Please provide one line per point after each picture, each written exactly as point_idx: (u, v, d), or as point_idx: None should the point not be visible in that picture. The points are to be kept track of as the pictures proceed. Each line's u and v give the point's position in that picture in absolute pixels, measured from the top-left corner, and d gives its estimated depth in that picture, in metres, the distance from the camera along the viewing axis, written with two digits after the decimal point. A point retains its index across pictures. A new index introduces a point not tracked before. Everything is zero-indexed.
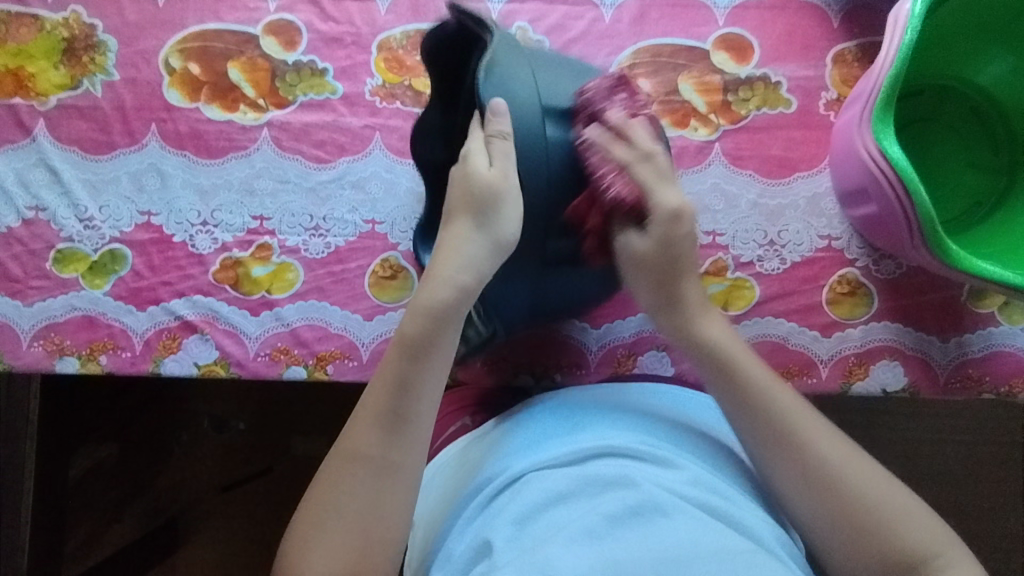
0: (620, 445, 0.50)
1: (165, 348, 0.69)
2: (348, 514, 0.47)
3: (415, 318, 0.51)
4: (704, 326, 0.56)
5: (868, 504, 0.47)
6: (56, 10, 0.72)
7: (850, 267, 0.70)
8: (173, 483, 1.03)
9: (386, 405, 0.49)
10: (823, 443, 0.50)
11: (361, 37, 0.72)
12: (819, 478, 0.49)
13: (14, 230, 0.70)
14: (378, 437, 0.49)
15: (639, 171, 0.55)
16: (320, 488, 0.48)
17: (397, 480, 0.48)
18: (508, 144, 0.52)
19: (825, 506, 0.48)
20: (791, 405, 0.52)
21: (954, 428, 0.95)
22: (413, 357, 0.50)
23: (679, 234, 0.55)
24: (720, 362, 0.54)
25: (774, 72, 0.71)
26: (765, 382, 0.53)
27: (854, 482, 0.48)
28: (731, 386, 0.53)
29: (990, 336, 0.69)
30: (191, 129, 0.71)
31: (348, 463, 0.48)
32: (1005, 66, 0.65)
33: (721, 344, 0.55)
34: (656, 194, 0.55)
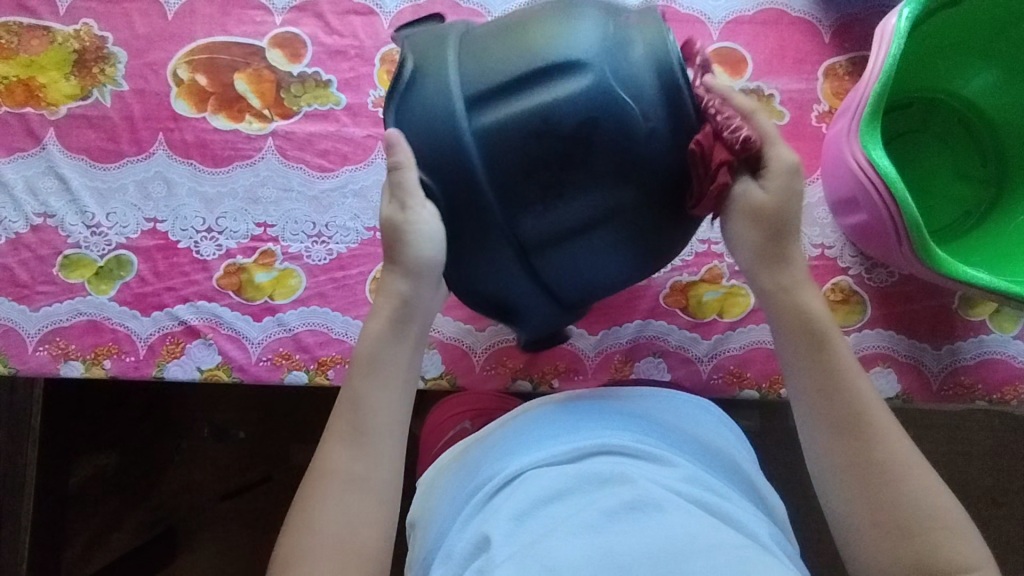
0: (616, 442, 0.51)
1: (168, 353, 0.70)
2: (326, 528, 0.51)
3: (369, 342, 0.56)
4: (802, 287, 0.57)
5: (913, 509, 0.50)
6: (68, 22, 0.74)
7: (843, 275, 0.71)
8: (176, 489, 1.04)
9: (348, 423, 0.54)
10: (888, 442, 0.52)
11: (364, 50, 0.74)
12: (875, 451, 0.52)
13: (22, 236, 0.71)
14: (349, 454, 0.53)
15: (760, 122, 0.55)
16: (301, 506, 0.52)
17: (367, 492, 0.52)
18: (410, 171, 0.52)
19: (874, 483, 0.51)
20: (863, 380, 0.55)
21: (950, 438, 0.96)
22: (367, 375, 0.55)
23: (794, 188, 0.54)
24: (816, 327, 0.55)
25: (767, 85, 0.73)
26: (843, 353, 0.55)
27: (912, 490, 0.50)
28: (815, 348, 0.55)
29: (981, 343, 0.70)
30: (198, 138, 0.73)
31: (323, 480, 0.52)
32: (989, 78, 0.67)
33: (819, 317, 0.56)
34: (772, 147, 0.54)
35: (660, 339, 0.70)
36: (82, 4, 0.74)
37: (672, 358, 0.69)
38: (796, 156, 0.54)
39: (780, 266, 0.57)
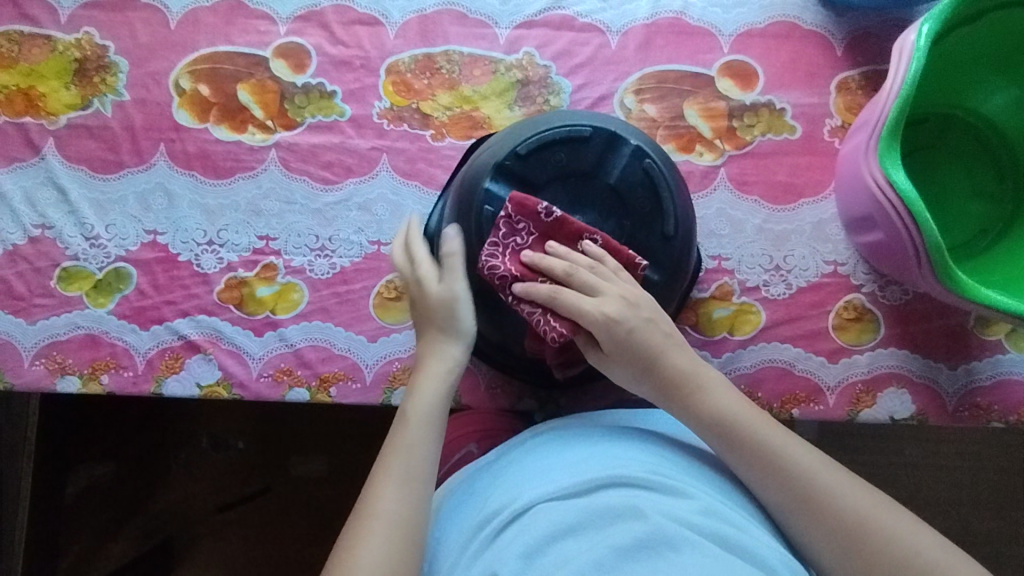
0: (628, 474, 0.49)
1: (168, 368, 0.68)
2: (375, 565, 0.47)
3: (419, 401, 0.55)
4: (704, 399, 0.54)
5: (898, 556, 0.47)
6: (69, 31, 0.73)
7: (856, 293, 0.70)
8: (171, 503, 1.00)
9: (399, 464, 0.52)
10: (847, 494, 0.49)
11: (370, 60, 0.73)
12: (838, 520, 0.49)
13: (20, 248, 0.70)
14: (400, 490, 0.50)
15: (565, 297, 0.55)
16: (344, 546, 0.48)
17: (417, 529, 0.49)
18: (457, 260, 0.59)
19: (846, 550, 0.48)
20: (804, 457, 0.51)
21: (961, 455, 0.94)
22: (417, 426, 0.54)
23: (625, 331, 0.55)
24: (729, 430, 0.53)
25: (779, 99, 0.72)
26: (774, 437, 0.52)
27: (889, 536, 0.48)
28: (733, 446, 0.53)
29: (997, 363, 0.68)
30: (200, 149, 0.71)
31: (370, 519, 0.49)
32: (1008, 96, 0.66)
33: (727, 412, 0.54)
34: (585, 312, 0.55)
35: None
36: (84, 13, 0.73)
37: None
38: (613, 305, 0.54)
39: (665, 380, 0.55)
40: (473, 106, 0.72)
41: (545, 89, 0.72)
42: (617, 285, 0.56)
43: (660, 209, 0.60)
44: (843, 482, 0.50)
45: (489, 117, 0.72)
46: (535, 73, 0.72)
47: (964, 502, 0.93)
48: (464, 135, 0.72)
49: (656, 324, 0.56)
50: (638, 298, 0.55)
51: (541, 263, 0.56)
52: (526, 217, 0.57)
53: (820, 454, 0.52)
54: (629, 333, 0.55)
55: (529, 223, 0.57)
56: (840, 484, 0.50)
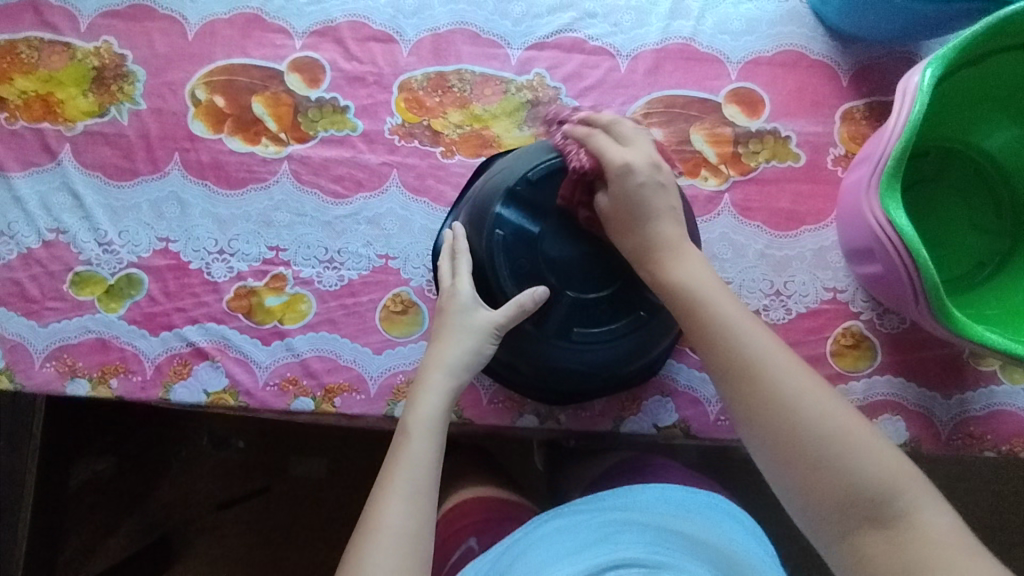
0: (626, 558, 0.55)
1: (176, 374, 0.69)
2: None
3: (418, 412, 0.56)
4: (669, 265, 0.56)
5: (840, 457, 0.48)
6: (88, 39, 0.74)
7: (854, 320, 0.71)
8: (168, 501, 1.02)
9: (399, 477, 0.53)
10: (793, 383, 0.50)
11: (383, 77, 0.74)
12: (781, 411, 0.50)
13: (34, 252, 0.71)
14: (400, 508, 0.51)
15: (598, 139, 0.60)
16: (349, 565, 0.49)
17: (419, 545, 0.50)
18: (464, 260, 0.61)
19: (779, 440, 0.49)
20: (765, 340, 0.52)
21: (954, 479, 0.95)
22: (416, 440, 0.55)
23: (633, 185, 0.57)
24: (694, 299, 0.55)
25: (784, 127, 0.73)
26: (734, 317, 0.53)
27: (833, 428, 0.49)
28: (694, 323, 0.55)
29: (991, 394, 0.70)
30: (213, 159, 0.73)
31: (373, 539, 0.50)
32: (1009, 135, 0.67)
33: (691, 283, 0.55)
34: (608, 151, 0.59)
35: (671, 380, 0.69)
36: (104, 21, 0.74)
37: (681, 398, 0.69)
38: (636, 155, 0.58)
39: (649, 235, 0.57)
40: (483, 125, 0.73)
41: (554, 111, 0.73)
42: (642, 146, 0.59)
43: None
44: (797, 373, 0.51)
45: (499, 136, 0.73)
46: (545, 95, 0.73)
47: None
48: (474, 153, 0.73)
49: (665, 191, 0.58)
50: (660, 163, 0.59)
51: (609, 122, 0.60)
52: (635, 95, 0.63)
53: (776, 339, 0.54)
54: (632, 189, 0.57)
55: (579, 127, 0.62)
56: (791, 374, 0.51)
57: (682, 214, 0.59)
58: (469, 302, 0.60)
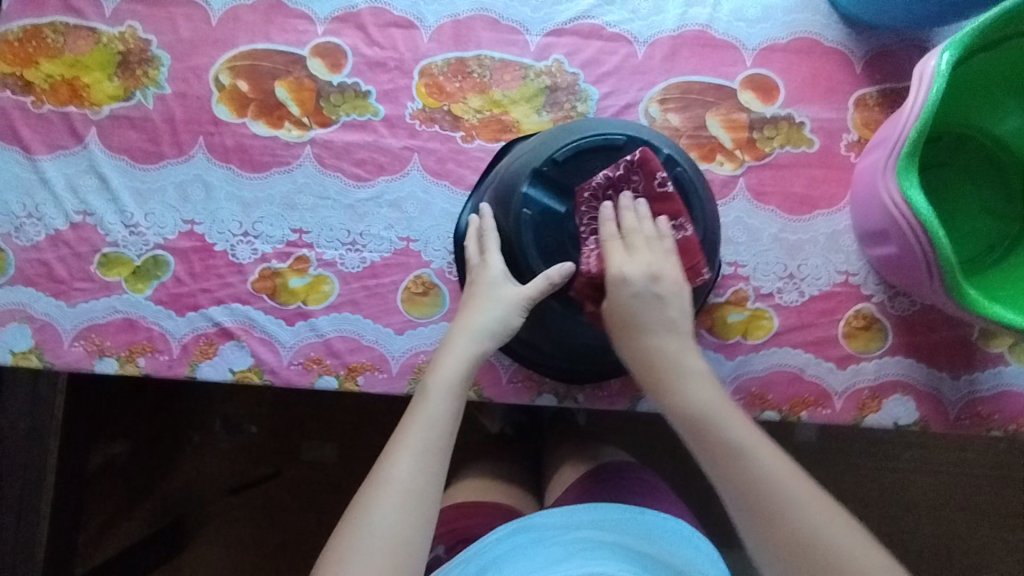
0: None
1: (202, 353, 0.71)
2: (381, 536, 0.49)
3: (439, 375, 0.58)
4: (652, 342, 0.60)
5: (814, 535, 0.49)
6: (113, 24, 0.75)
7: (866, 303, 0.72)
8: (184, 483, 1.04)
9: (414, 436, 0.54)
10: (764, 461, 0.52)
11: (404, 62, 0.75)
12: (788, 528, 0.50)
13: (62, 233, 0.72)
14: (410, 464, 0.52)
15: (615, 261, 0.61)
16: (355, 513, 0.51)
17: (423, 503, 0.51)
18: (493, 236, 0.64)
19: (794, 560, 0.49)
20: (766, 452, 0.53)
21: (957, 462, 0.97)
22: (434, 401, 0.56)
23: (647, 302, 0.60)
24: (669, 385, 0.58)
25: (798, 113, 0.74)
26: (736, 432, 0.55)
27: (798, 502, 0.50)
28: (697, 433, 0.56)
29: (999, 375, 0.71)
30: (237, 143, 0.74)
31: (381, 490, 0.51)
32: (1020, 121, 0.69)
33: (668, 355, 0.60)
34: (623, 271, 0.60)
35: None
36: (128, 7, 0.76)
37: None
38: (637, 269, 0.60)
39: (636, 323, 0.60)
40: (502, 110, 0.74)
41: (572, 96, 0.74)
42: (643, 257, 0.61)
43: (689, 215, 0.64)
44: (799, 482, 0.51)
45: (518, 122, 0.74)
46: (563, 80, 0.75)
47: (958, 508, 0.97)
48: (494, 137, 0.74)
49: (662, 304, 0.60)
50: (660, 272, 0.61)
51: (618, 215, 0.62)
52: (644, 165, 0.62)
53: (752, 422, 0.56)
54: (626, 306, 0.60)
55: (642, 181, 0.62)
56: (760, 453, 0.53)
57: (686, 326, 0.61)
58: (499, 276, 0.62)
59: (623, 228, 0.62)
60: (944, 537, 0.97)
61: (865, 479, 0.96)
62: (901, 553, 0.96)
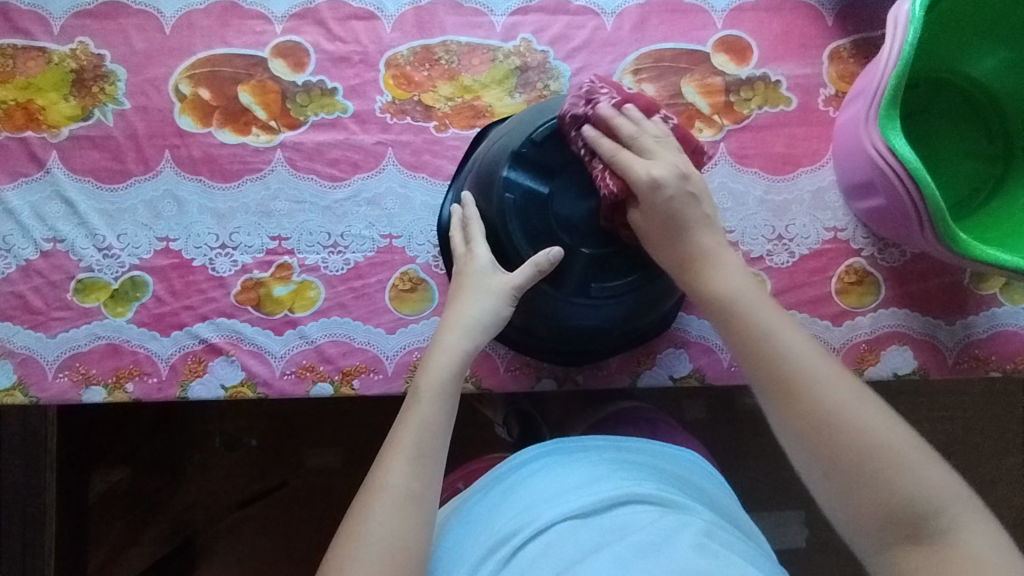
0: (640, 494, 0.56)
1: (191, 372, 0.69)
2: (377, 543, 0.49)
3: (431, 374, 0.57)
4: (711, 274, 0.57)
5: (874, 441, 0.50)
6: (63, 41, 0.72)
7: (856, 257, 0.72)
8: (189, 504, 1.00)
9: (407, 439, 0.53)
10: (826, 381, 0.52)
11: (368, 55, 0.73)
12: (765, 349, 0.54)
13: (33, 263, 0.70)
14: (406, 469, 0.52)
15: (624, 158, 0.58)
16: (351, 522, 0.50)
17: (421, 508, 0.51)
18: (478, 225, 0.63)
19: (805, 426, 0.51)
20: (809, 351, 0.53)
21: (956, 407, 0.98)
22: (427, 403, 0.55)
23: (667, 198, 0.57)
24: (732, 307, 0.56)
25: (773, 72, 0.73)
26: (775, 326, 0.55)
27: (857, 416, 0.51)
28: (743, 338, 0.55)
29: (993, 317, 0.71)
30: (205, 154, 0.72)
31: (377, 496, 0.51)
32: (998, 60, 0.68)
33: (728, 289, 0.56)
34: (631, 167, 0.57)
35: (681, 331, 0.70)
36: (77, 22, 0.73)
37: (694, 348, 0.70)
38: (661, 168, 0.57)
39: (683, 240, 0.57)
40: (474, 95, 0.73)
41: (544, 75, 0.73)
42: (669, 154, 0.58)
43: None
44: (842, 386, 0.52)
45: (491, 106, 0.73)
46: (533, 59, 0.73)
47: (959, 450, 0.98)
48: (468, 124, 0.73)
49: (697, 202, 0.58)
50: (687, 172, 0.58)
51: (613, 119, 0.59)
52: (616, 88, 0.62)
53: (811, 341, 0.55)
54: (670, 199, 0.56)
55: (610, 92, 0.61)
56: (818, 368, 0.53)
57: (717, 218, 0.59)
58: (488, 266, 0.61)
59: (622, 136, 0.59)
60: None
61: None
62: None
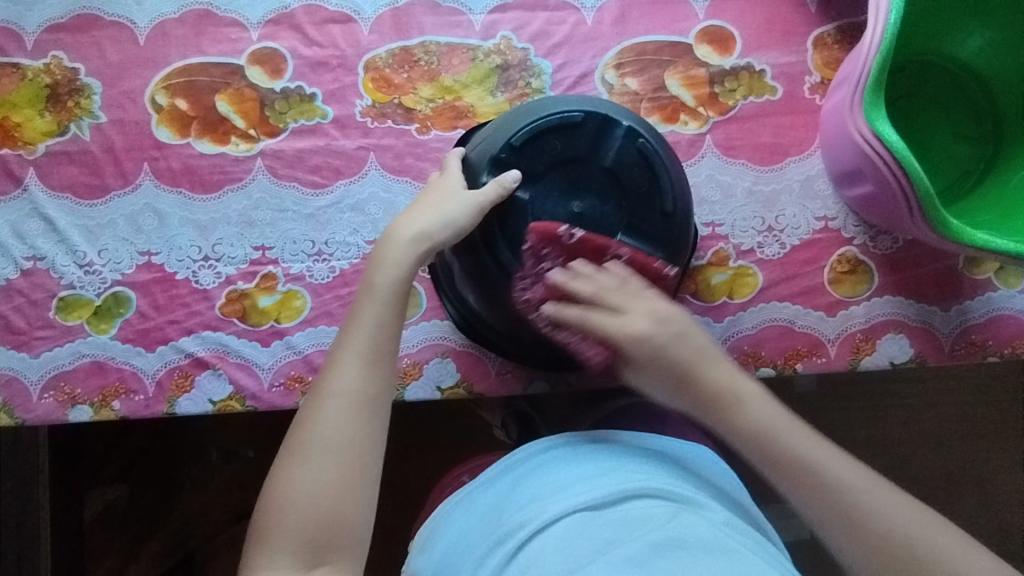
0: (655, 487, 0.55)
1: (178, 387, 0.68)
2: (330, 445, 0.50)
3: (383, 273, 0.55)
4: (674, 351, 0.56)
5: (846, 489, 0.52)
6: (36, 56, 0.71)
7: (848, 246, 0.71)
8: (186, 519, 0.98)
9: (355, 341, 0.53)
10: (789, 430, 0.55)
11: (347, 59, 0.72)
12: (747, 428, 0.55)
13: (13, 282, 0.69)
14: (360, 372, 0.52)
15: (594, 318, 0.58)
16: (304, 422, 0.51)
17: (374, 412, 0.52)
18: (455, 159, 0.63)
19: (792, 479, 0.53)
20: (771, 412, 0.55)
21: (955, 392, 0.97)
22: (378, 302, 0.54)
23: (659, 343, 0.56)
24: (700, 384, 0.56)
25: (758, 61, 0.72)
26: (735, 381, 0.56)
27: (828, 467, 0.53)
28: (718, 407, 0.56)
29: (989, 301, 0.70)
30: (184, 165, 0.71)
31: (330, 399, 0.51)
32: (984, 39, 0.68)
33: (691, 360, 0.56)
34: (615, 335, 0.57)
35: None
36: (50, 36, 0.72)
37: None
38: (641, 323, 0.57)
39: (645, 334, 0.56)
40: (455, 96, 0.72)
41: (525, 73, 0.72)
42: (640, 304, 0.57)
43: (658, 186, 0.62)
44: (806, 438, 0.54)
45: (473, 106, 0.72)
46: (514, 57, 0.72)
47: (960, 436, 0.97)
48: (450, 125, 0.72)
49: (685, 338, 0.57)
50: (666, 315, 0.57)
51: (568, 287, 0.58)
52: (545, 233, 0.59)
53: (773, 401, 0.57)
54: (657, 348, 0.56)
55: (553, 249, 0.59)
56: (789, 433, 0.54)
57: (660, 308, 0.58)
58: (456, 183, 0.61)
59: (568, 322, 0.58)
60: (951, 468, 0.97)
61: (864, 420, 0.96)
62: (914, 487, 0.96)
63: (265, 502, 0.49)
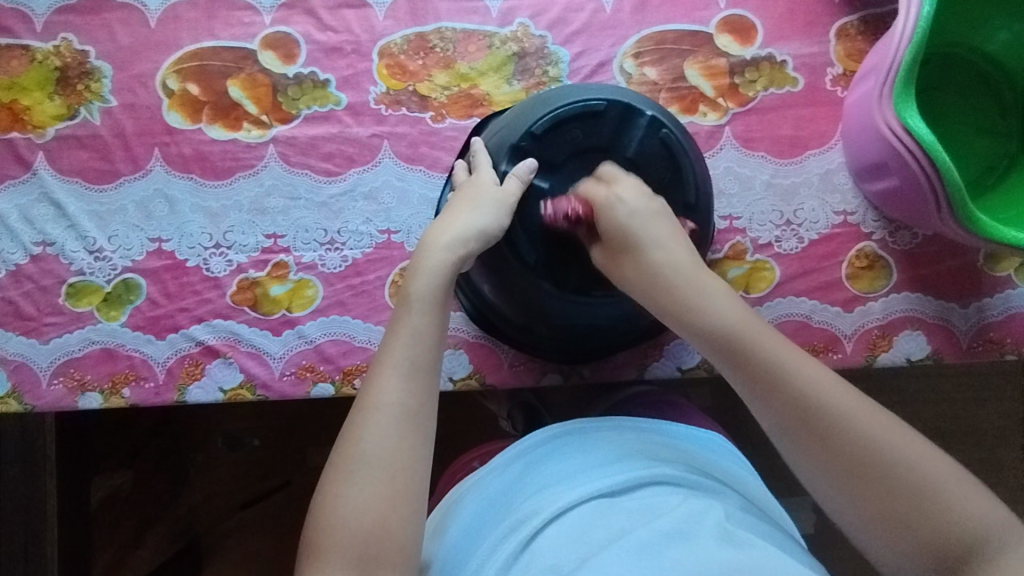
0: (667, 475, 0.55)
1: (188, 375, 0.68)
2: (374, 459, 0.49)
3: (419, 278, 0.55)
4: (703, 304, 0.54)
5: (890, 461, 0.47)
6: (46, 38, 0.70)
7: (867, 241, 0.70)
8: (192, 506, 0.98)
9: (393, 352, 0.52)
10: (824, 388, 0.50)
11: (361, 44, 0.71)
12: (779, 386, 0.51)
13: (23, 267, 0.68)
14: (400, 384, 0.51)
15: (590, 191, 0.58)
16: (347, 436, 0.50)
17: (419, 421, 0.51)
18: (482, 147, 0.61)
19: (821, 450, 0.49)
20: (804, 366, 0.51)
21: (965, 389, 0.97)
22: (415, 310, 0.53)
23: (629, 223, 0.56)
24: (728, 339, 0.53)
25: (779, 51, 0.71)
26: (780, 353, 0.52)
27: (875, 434, 0.48)
28: (743, 363, 0.52)
29: (1008, 298, 0.69)
30: (196, 151, 0.70)
31: (372, 412, 0.50)
32: (1013, 32, 0.66)
33: (725, 319, 0.53)
34: (597, 201, 0.58)
35: None
36: (59, 18, 0.70)
37: None
38: (627, 194, 0.57)
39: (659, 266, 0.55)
40: (471, 84, 0.71)
41: (542, 61, 0.71)
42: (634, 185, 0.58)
43: (681, 177, 0.61)
44: (837, 391, 0.50)
45: (489, 94, 0.70)
46: (531, 45, 0.71)
47: (970, 433, 0.96)
48: (465, 114, 0.71)
49: (665, 224, 0.57)
50: (652, 197, 0.57)
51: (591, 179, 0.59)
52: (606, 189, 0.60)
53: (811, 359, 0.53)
54: (630, 223, 0.56)
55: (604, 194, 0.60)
56: (825, 388, 0.50)
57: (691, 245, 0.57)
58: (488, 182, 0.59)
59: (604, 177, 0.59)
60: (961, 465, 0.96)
61: None
62: None
63: (312, 517, 0.48)
